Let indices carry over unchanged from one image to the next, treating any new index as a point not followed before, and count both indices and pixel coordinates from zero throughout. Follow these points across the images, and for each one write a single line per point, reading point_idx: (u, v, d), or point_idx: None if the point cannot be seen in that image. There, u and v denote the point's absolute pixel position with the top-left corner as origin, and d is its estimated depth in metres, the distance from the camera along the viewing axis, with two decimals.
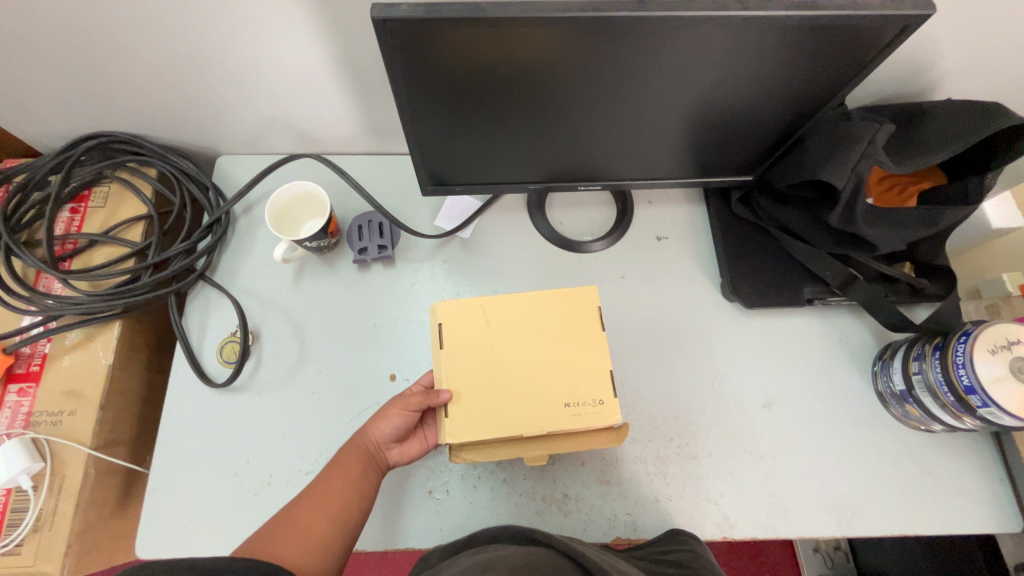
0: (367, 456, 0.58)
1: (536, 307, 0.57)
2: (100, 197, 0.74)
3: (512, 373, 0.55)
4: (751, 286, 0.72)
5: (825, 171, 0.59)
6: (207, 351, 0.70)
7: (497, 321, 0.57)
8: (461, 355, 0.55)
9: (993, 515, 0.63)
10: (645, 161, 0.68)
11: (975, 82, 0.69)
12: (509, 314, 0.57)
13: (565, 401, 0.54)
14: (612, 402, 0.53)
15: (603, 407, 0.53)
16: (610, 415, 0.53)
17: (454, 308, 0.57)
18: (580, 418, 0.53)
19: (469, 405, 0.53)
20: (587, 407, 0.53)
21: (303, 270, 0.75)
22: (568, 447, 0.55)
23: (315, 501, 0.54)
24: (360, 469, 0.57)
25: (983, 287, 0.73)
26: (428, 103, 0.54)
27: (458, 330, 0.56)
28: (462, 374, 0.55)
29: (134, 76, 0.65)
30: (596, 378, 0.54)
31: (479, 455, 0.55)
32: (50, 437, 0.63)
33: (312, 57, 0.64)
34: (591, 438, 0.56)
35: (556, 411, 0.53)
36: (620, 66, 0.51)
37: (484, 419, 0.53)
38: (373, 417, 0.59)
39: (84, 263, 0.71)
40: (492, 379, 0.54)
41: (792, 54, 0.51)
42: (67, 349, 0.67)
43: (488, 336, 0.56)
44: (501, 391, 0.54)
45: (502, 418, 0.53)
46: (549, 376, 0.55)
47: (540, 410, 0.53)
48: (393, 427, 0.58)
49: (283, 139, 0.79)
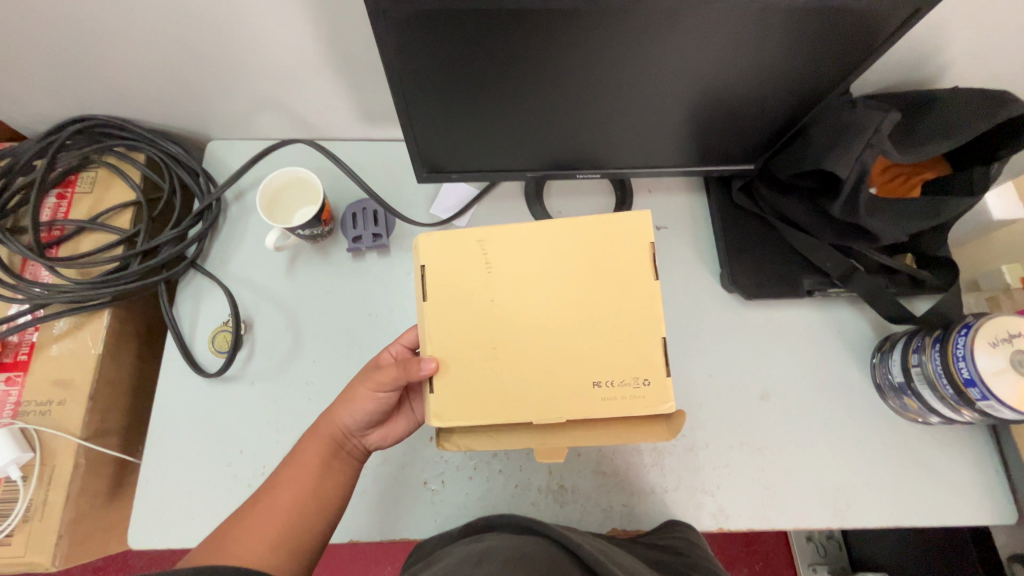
0: (334, 442, 0.57)
1: (578, 274, 0.53)
2: (86, 183, 0.73)
3: (542, 349, 0.52)
4: (750, 277, 0.72)
5: (829, 161, 0.57)
6: (199, 341, 0.69)
7: (529, 287, 0.53)
8: (485, 329, 0.52)
9: (988, 506, 0.63)
10: (645, 148, 0.66)
11: (982, 70, 0.67)
12: (545, 277, 0.52)
13: (600, 382, 0.51)
14: (658, 383, 0.50)
15: (646, 390, 0.50)
16: (653, 399, 0.50)
17: (477, 275, 0.52)
18: (617, 401, 0.50)
19: (490, 386, 0.51)
20: (627, 390, 0.50)
21: (297, 258, 0.73)
22: (603, 434, 0.52)
23: (277, 494, 0.54)
24: (327, 455, 0.56)
25: (982, 278, 0.73)
26: (422, 87, 0.53)
27: (481, 300, 0.52)
28: (483, 346, 0.52)
29: (118, 58, 0.63)
30: (636, 356, 0.51)
31: (499, 441, 0.53)
32: (39, 427, 0.62)
33: (304, 38, 0.62)
34: (628, 427, 0.53)
35: (586, 392, 0.50)
36: (621, 48, 0.50)
37: (507, 400, 0.51)
38: (337, 401, 0.57)
39: (71, 250, 0.70)
40: (517, 352, 0.52)
41: (797, 37, 0.50)
42: (55, 338, 0.66)
43: (516, 306, 0.52)
44: (527, 369, 0.51)
45: (527, 397, 0.51)
46: (581, 351, 0.52)
47: (572, 392, 0.51)
48: (364, 412, 0.56)
49: (275, 124, 0.78)
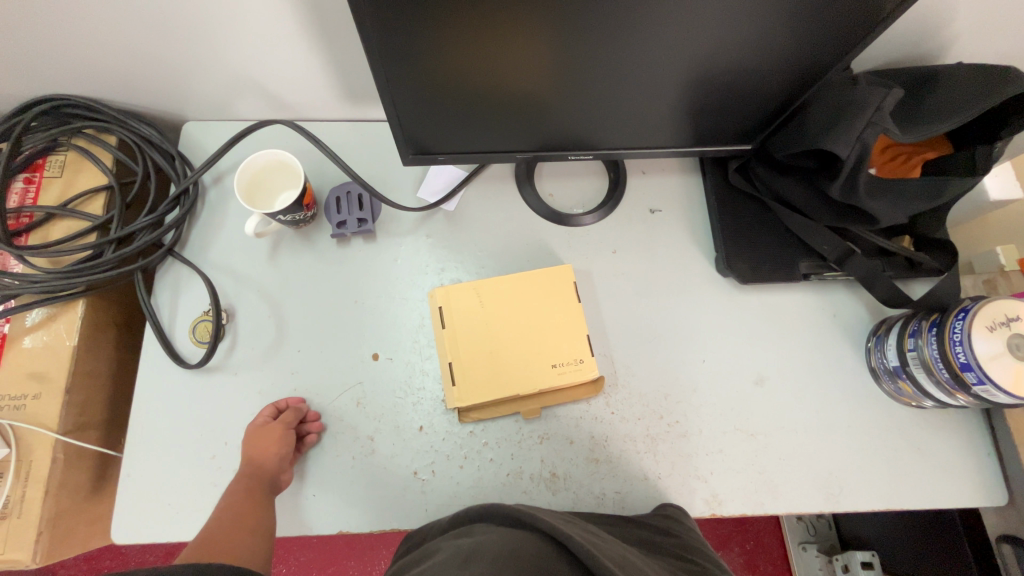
0: (261, 484, 0.58)
1: (532, 283, 0.67)
2: (55, 167, 0.69)
3: (505, 341, 0.65)
4: (745, 261, 0.70)
5: (828, 140, 0.55)
6: (179, 332, 0.67)
7: (495, 298, 0.66)
8: (461, 331, 0.65)
9: (980, 489, 0.63)
10: (639, 128, 0.64)
11: (983, 45, 0.65)
12: (504, 282, 0.67)
13: (552, 362, 0.64)
14: (590, 359, 0.64)
15: (583, 364, 0.64)
16: (588, 370, 0.64)
17: (450, 290, 0.67)
18: (565, 374, 0.64)
19: (471, 375, 0.64)
20: (570, 366, 0.64)
21: (279, 244, 0.71)
22: (556, 400, 0.65)
23: (219, 520, 0.56)
24: (255, 497, 0.57)
25: (977, 260, 0.72)
26: (403, 63, 0.50)
27: (456, 310, 0.66)
28: (466, 347, 0.65)
29: (78, 35, 0.60)
30: (578, 342, 0.65)
31: (482, 414, 0.65)
32: (14, 422, 0.60)
33: (277, 13, 0.58)
34: (572, 392, 0.66)
35: (544, 371, 0.64)
36: (614, 20, 0.47)
37: (484, 383, 0.63)
38: (257, 445, 0.59)
39: (42, 238, 0.67)
40: (492, 348, 0.65)
41: (797, 8, 0.47)
42: (27, 330, 0.63)
43: (482, 311, 0.66)
44: (496, 358, 0.64)
45: (500, 379, 0.64)
46: (536, 342, 0.65)
47: (532, 372, 0.64)
48: (282, 452, 0.58)
49: (254, 104, 0.74)
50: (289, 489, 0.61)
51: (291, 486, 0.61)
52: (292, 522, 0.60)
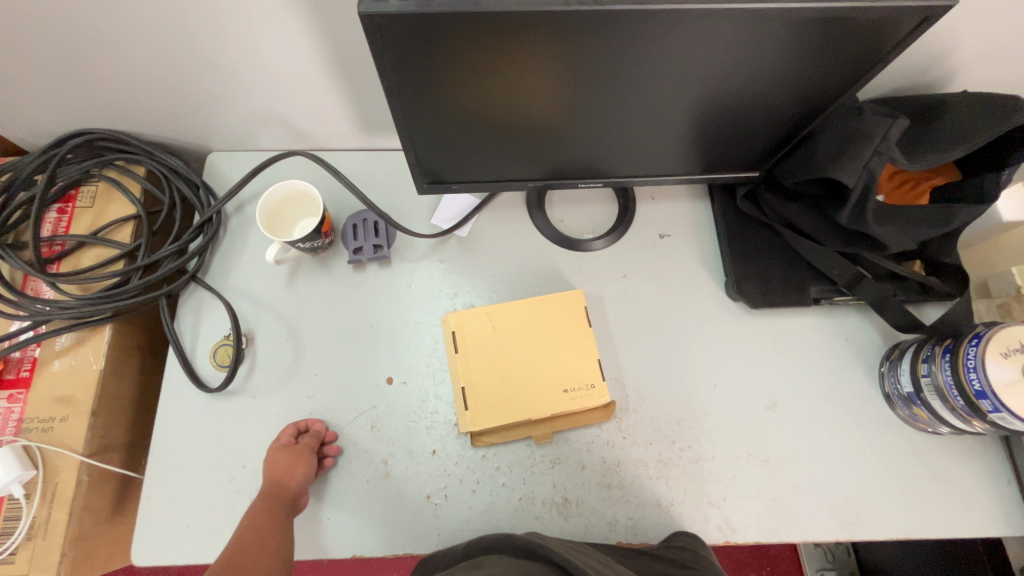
0: (282, 504, 0.58)
1: (546, 309, 0.68)
2: (87, 197, 0.73)
3: (517, 366, 0.66)
4: (756, 286, 0.71)
5: (835, 168, 0.56)
6: (200, 355, 0.69)
7: (506, 323, 0.68)
8: (473, 356, 0.66)
9: (1000, 518, 0.62)
10: (648, 157, 0.66)
11: (990, 72, 0.66)
12: (515, 307, 0.68)
13: (564, 387, 0.65)
14: (601, 384, 0.65)
15: (594, 389, 0.65)
16: (600, 395, 0.64)
17: (463, 315, 0.68)
18: (577, 400, 0.64)
19: (483, 399, 0.64)
20: (582, 392, 0.65)
21: (296, 270, 0.73)
22: (568, 424, 0.66)
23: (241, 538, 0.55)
24: (277, 517, 0.57)
25: (992, 282, 0.71)
26: (420, 101, 0.53)
27: (468, 334, 0.67)
28: (479, 372, 0.66)
29: (115, 73, 0.63)
30: (590, 366, 0.66)
31: (494, 438, 0.65)
32: (42, 444, 0.62)
33: (301, 52, 0.62)
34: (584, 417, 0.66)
35: (556, 396, 0.64)
36: (620, 60, 0.50)
37: (497, 407, 0.64)
38: (277, 467, 0.60)
39: (72, 265, 0.70)
40: (504, 373, 0.66)
41: (802, 46, 0.49)
42: (57, 353, 0.66)
43: (493, 336, 0.67)
44: (508, 383, 0.65)
45: (512, 403, 0.64)
46: (548, 366, 0.66)
47: (543, 397, 0.64)
48: (307, 472, 0.59)
49: (276, 136, 0.77)
50: (304, 513, 0.62)
51: (307, 509, 0.62)
52: (307, 546, 0.61)
